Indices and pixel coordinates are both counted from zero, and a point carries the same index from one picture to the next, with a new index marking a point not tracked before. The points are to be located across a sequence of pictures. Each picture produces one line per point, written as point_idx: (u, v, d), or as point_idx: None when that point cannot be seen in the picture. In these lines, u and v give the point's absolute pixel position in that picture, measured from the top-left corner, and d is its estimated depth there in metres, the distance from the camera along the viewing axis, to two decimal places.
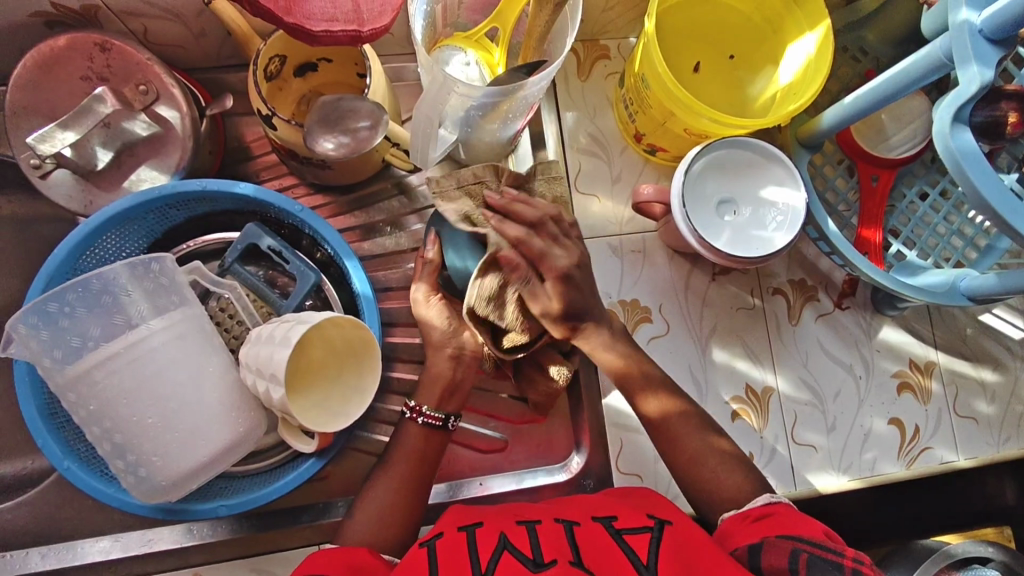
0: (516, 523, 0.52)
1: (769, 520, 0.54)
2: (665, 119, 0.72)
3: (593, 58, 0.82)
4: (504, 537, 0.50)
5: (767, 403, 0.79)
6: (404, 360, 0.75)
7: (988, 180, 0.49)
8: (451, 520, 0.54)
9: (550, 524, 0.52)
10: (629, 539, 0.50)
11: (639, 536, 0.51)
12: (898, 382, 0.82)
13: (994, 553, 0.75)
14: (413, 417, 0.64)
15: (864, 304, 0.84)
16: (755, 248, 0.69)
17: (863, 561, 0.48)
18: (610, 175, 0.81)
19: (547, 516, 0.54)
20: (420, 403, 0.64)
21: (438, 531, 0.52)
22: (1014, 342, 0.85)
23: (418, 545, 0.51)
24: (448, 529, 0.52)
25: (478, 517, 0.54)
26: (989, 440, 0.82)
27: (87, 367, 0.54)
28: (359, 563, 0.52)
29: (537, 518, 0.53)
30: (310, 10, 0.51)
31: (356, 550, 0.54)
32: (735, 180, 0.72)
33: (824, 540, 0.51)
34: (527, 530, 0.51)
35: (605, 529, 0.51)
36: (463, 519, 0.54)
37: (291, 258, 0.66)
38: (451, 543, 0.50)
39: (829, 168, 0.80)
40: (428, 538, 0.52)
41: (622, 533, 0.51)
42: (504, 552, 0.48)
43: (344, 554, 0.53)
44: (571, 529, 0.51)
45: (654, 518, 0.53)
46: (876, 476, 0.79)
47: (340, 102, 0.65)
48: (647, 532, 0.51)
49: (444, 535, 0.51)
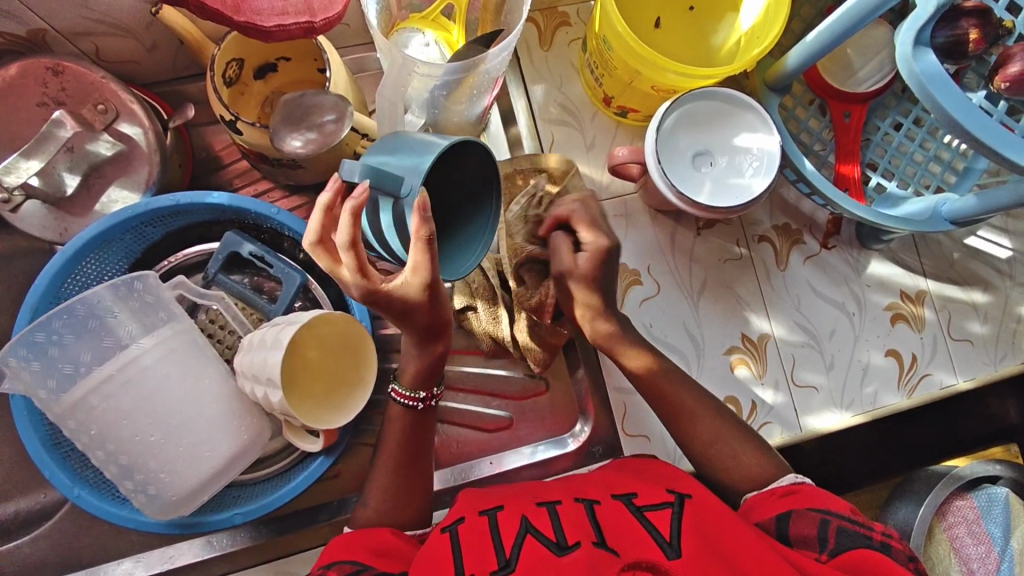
0: (537, 505, 0.53)
1: (797, 496, 0.56)
2: (631, 78, 0.70)
3: (553, 26, 0.82)
4: (525, 520, 0.50)
5: (764, 349, 0.80)
6: (401, 351, 0.76)
7: (955, 101, 0.49)
8: (471, 504, 0.55)
9: (571, 504, 0.53)
10: (649, 516, 0.51)
11: (661, 513, 0.51)
12: (890, 314, 0.83)
13: (1002, 470, 0.81)
14: (425, 406, 0.63)
15: (850, 242, 0.84)
16: (734, 197, 0.68)
17: (891, 535, 0.52)
18: (584, 142, 0.81)
19: (568, 496, 0.54)
20: (428, 388, 0.63)
21: (459, 516, 0.53)
22: (1001, 262, 0.86)
23: (441, 531, 0.52)
24: (469, 515, 0.53)
25: (497, 500, 0.55)
26: (986, 360, 0.83)
27: (84, 393, 0.54)
28: (383, 545, 0.54)
29: (557, 499, 0.54)
30: (258, 7, 0.51)
31: (379, 531, 0.55)
32: (709, 131, 0.70)
33: (852, 514, 0.53)
34: (548, 512, 0.51)
35: (625, 507, 0.52)
36: (482, 503, 0.55)
37: (274, 261, 0.64)
38: (474, 529, 0.51)
39: (800, 109, 0.80)
40: (450, 523, 0.53)
41: (643, 510, 0.51)
42: (527, 535, 0.49)
43: (369, 537, 0.54)
44: (592, 509, 0.52)
45: (673, 493, 0.54)
46: (878, 408, 0.81)
47: (303, 99, 0.64)
48: (668, 508, 0.52)
49: (466, 520, 0.52)
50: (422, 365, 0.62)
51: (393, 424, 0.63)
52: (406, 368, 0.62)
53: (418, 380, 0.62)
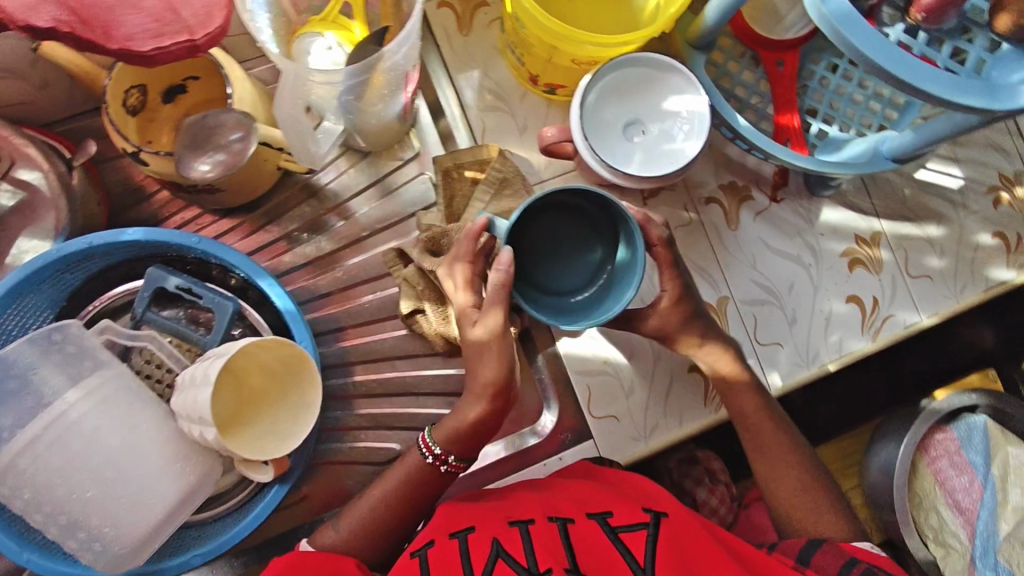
0: (508, 525, 0.56)
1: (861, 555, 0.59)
2: (549, 55, 0.68)
3: (471, 8, 0.78)
4: (497, 543, 0.54)
5: (724, 313, 0.79)
6: (360, 363, 0.76)
7: (869, 39, 0.47)
8: (441, 525, 0.58)
9: (545, 524, 0.56)
10: (623, 538, 0.54)
11: (634, 534, 0.55)
12: (847, 260, 0.82)
13: (978, 399, 0.82)
14: (434, 462, 0.62)
15: (798, 192, 0.82)
16: (669, 164, 0.66)
17: None
18: (516, 126, 0.78)
19: (541, 514, 0.57)
20: (446, 453, 0.62)
21: (430, 539, 0.57)
22: (954, 192, 0.84)
23: (411, 555, 0.56)
24: (440, 538, 0.56)
25: (468, 519, 0.58)
26: (947, 293, 0.82)
27: (10, 457, 0.51)
28: (342, 571, 0.56)
29: (530, 518, 0.57)
30: (131, 30, 0.48)
31: (343, 560, 0.58)
32: (636, 99, 0.68)
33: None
34: (520, 533, 0.54)
35: (600, 527, 0.55)
36: (455, 523, 0.58)
37: (203, 292, 0.62)
38: (446, 553, 0.54)
39: (732, 63, 0.77)
40: (421, 546, 0.56)
41: (617, 531, 0.55)
42: (499, 560, 0.52)
43: (331, 562, 0.57)
44: (565, 529, 0.55)
45: (649, 512, 0.58)
46: (845, 356, 0.80)
47: (205, 120, 0.62)
48: (642, 530, 0.55)
49: (435, 544, 0.56)
50: (461, 428, 0.61)
51: (402, 466, 0.63)
52: (446, 424, 0.62)
53: (447, 438, 0.62)
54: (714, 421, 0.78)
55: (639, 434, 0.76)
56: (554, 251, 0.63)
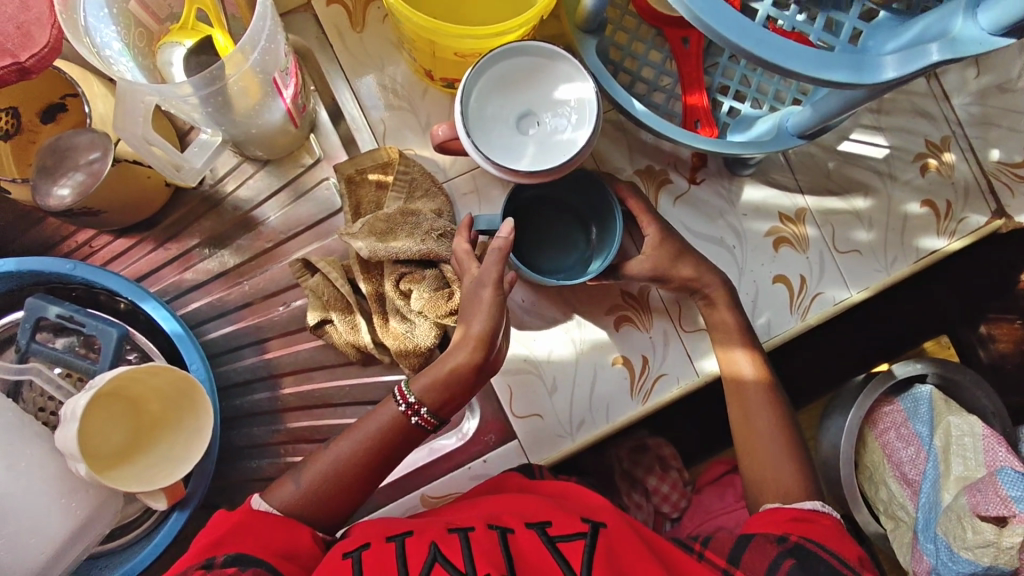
0: (447, 531, 0.54)
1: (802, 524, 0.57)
2: (431, 48, 0.64)
3: (363, 4, 0.75)
4: (434, 548, 0.51)
5: (646, 301, 0.77)
6: (288, 373, 0.75)
7: (722, 21, 0.44)
8: (375, 531, 0.55)
9: (483, 531, 0.53)
10: (562, 548, 0.52)
11: (572, 544, 0.53)
12: (772, 239, 0.79)
13: (923, 368, 0.78)
14: (406, 411, 0.60)
15: (719, 172, 0.80)
16: (562, 154, 0.64)
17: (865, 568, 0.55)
18: (418, 123, 0.76)
19: (481, 521, 0.55)
20: (421, 404, 0.59)
21: (364, 541, 0.54)
22: (879, 162, 0.82)
23: (343, 555, 0.52)
24: (375, 541, 0.54)
25: (405, 526, 0.56)
26: (876, 267, 0.80)
27: None
28: (288, 547, 0.53)
29: (470, 525, 0.54)
30: None
31: (298, 529, 0.55)
32: (526, 90, 0.66)
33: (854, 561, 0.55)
34: (458, 539, 0.52)
35: (539, 538, 0.53)
36: (390, 529, 0.56)
37: (85, 320, 0.61)
38: (379, 557, 0.52)
39: (637, 44, 0.74)
40: (354, 547, 0.53)
41: (556, 541, 0.53)
42: (434, 565, 0.50)
43: (277, 530, 0.54)
44: (504, 538, 0.53)
45: (589, 521, 0.55)
46: (774, 337, 0.78)
47: (58, 141, 0.62)
48: (581, 539, 0.53)
49: (371, 546, 0.53)
50: (441, 377, 0.60)
51: (374, 419, 0.60)
52: (427, 376, 0.60)
53: (433, 397, 0.60)
54: (641, 414, 0.75)
55: (566, 431, 0.74)
56: (535, 231, 0.75)
